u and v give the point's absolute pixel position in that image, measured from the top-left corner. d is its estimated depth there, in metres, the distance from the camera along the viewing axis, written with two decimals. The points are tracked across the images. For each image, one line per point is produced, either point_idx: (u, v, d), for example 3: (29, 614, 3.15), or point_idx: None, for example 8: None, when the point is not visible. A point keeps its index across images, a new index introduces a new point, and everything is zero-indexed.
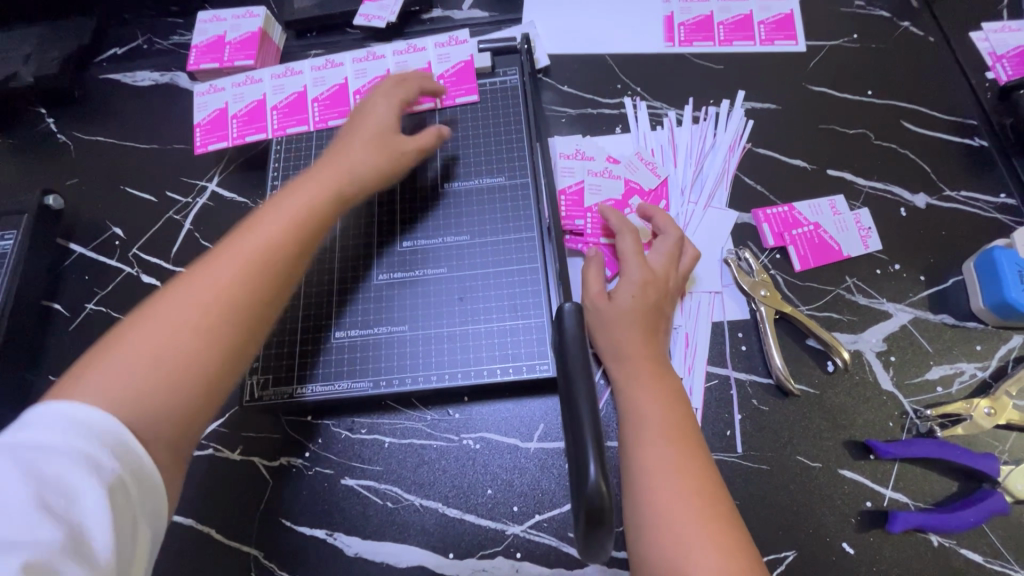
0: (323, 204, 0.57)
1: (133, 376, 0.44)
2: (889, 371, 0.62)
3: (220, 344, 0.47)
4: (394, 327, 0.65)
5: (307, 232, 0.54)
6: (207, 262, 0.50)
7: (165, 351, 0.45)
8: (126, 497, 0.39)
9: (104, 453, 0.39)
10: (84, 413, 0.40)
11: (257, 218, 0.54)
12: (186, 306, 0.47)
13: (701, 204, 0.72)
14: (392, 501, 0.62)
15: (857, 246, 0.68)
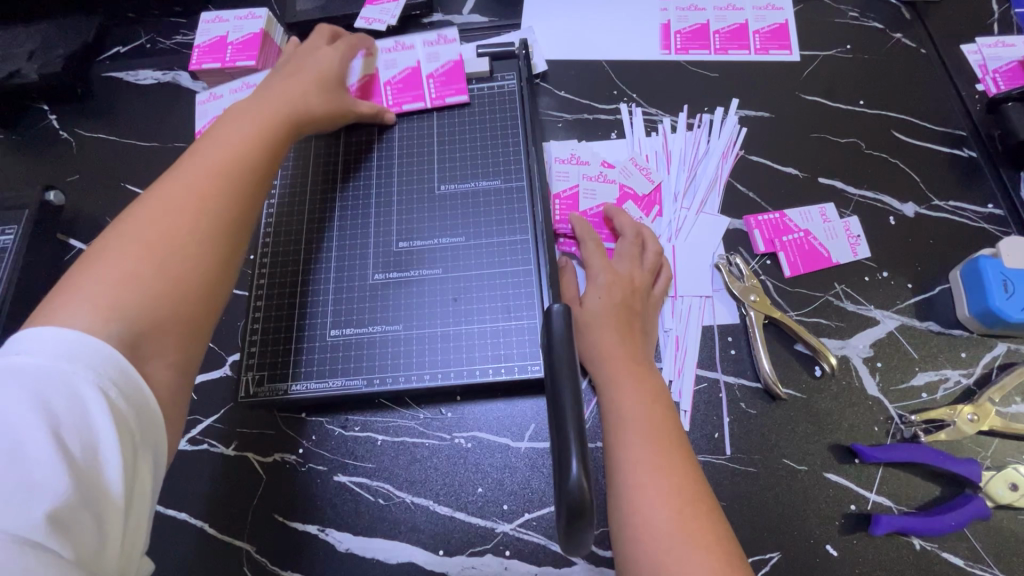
0: (275, 123, 0.60)
1: (113, 289, 0.44)
2: (875, 377, 0.63)
3: (205, 254, 0.49)
4: (388, 326, 0.66)
5: (265, 149, 0.57)
6: (160, 189, 0.50)
7: (148, 261, 0.46)
8: (136, 437, 0.40)
9: (113, 392, 0.40)
10: (83, 343, 0.40)
11: (210, 145, 0.56)
12: (158, 221, 0.48)
13: (693, 210, 0.73)
14: (384, 498, 0.63)
15: (847, 253, 0.69)
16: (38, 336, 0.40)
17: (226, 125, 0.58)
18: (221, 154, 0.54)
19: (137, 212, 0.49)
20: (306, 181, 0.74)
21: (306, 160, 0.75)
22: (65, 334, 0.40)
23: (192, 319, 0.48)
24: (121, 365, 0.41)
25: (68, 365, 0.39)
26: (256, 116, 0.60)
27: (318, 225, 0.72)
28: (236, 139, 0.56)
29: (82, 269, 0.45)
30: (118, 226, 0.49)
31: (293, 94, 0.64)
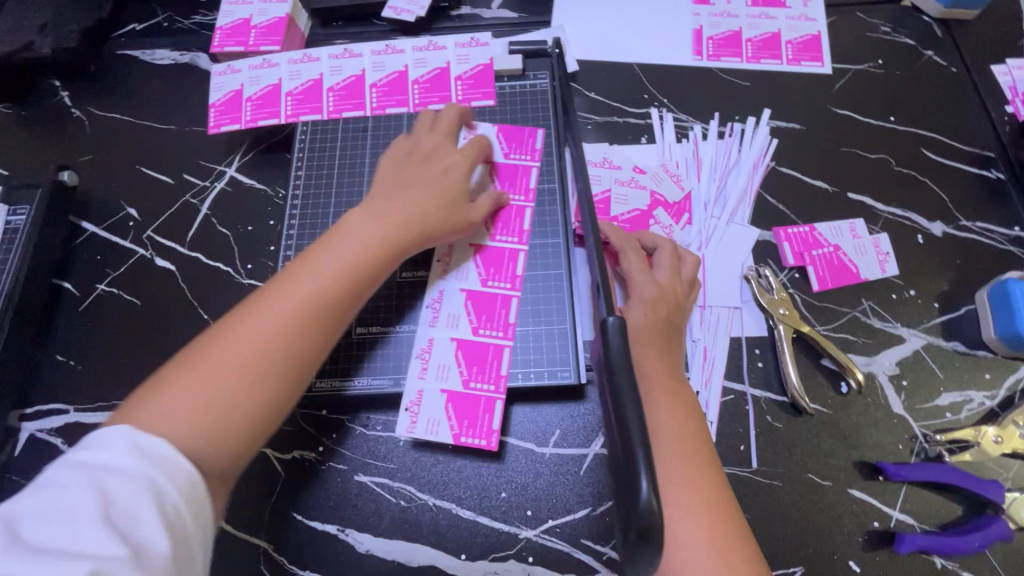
0: (380, 247, 0.55)
1: (192, 420, 0.44)
2: (900, 395, 0.63)
3: (268, 416, 0.47)
4: (415, 326, 0.66)
5: (356, 292, 0.53)
6: (262, 301, 0.50)
7: (221, 394, 0.45)
8: (183, 518, 0.39)
9: (162, 475, 0.40)
10: (145, 439, 0.41)
11: (316, 255, 0.53)
12: (246, 346, 0.47)
13: (723, 220, 0.73)
14: (406, 500, 0.62)
15: (875, 270, 0.69)
16: (112, 433, 0.41)
17: (338, 231, 0.56)
18: (318, 284, 0.51)
19: (224, 325, 0.49)
20: (333, 174, 0.73)
21: (334, 154, 0.74)
22: (138, 438, 0.41)
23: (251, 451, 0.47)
24: (192, 472, 0.41)
25: (141, 460, 0.40)
26: (371, 224, 0.56)
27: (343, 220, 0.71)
28: (332, 267, 0.53)
29: (171, 377, 0.46)
30: (207, 333, 0.49)
31: (413, 196, 0.59)
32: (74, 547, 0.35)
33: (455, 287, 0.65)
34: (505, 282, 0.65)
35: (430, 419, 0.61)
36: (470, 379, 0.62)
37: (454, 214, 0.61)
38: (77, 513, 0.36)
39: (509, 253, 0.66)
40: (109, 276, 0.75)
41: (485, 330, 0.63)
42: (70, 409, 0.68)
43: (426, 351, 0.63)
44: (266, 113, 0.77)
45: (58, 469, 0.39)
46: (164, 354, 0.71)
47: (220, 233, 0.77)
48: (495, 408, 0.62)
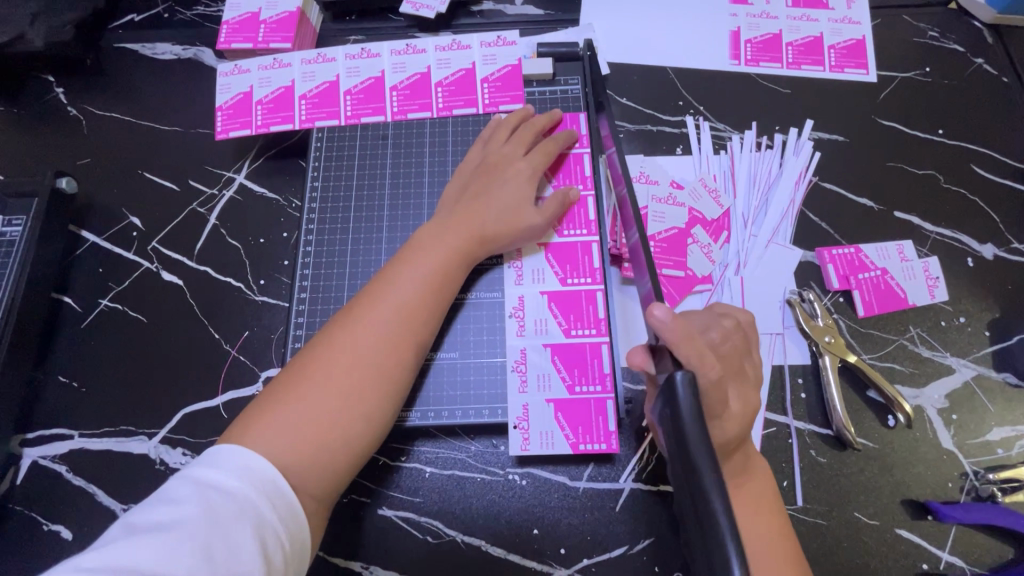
0: (451, 263, 0.59)
1: (299, 436, 0.48)
2: (949, 429, 0.61)
3: (361, 429, 0.51)
4: (442, 352, 0.62)
5: (434, 309, 0.57)
6: (351, 323, 0.54)
7: (320, 408, 0.50)
8: (278, 542, 0.43)
9: (263, 499, 0.44)
10: (253, 461, 0.45)
11: (394, 275, 0.57)
12: (344, 367, 0.51)
13: (764, 239, 0.69)
14: (433, 536, 0.59)
15: (923, 296, 0.66)
16: (227, 450, 0.46)
17: (413, 251, 0.59)
18: (401, 305, 0.55)
19: (318, 346, 0.53)
20: (352, 186, 0.69)
21: (352, 164, 0.70)
22: (248, 456, 0.46)
23: (352, 461, 0.51)
24: (290, 497, 0.46)
25: (247, 484, 0.44)
26: (443, 242, 0.59)
27: (365, 236, 0.66)
28: (412, 286, 0.56)
29: (275, 396, 0.50)
30: (304, 353, 0.53)
31: (479, 209, 0.61)
32: (184, 565, 0.39)
33: (534, 291, 0.63)
34: (585, 277, 0.63)
35: (544, 432, 0.59)
36: (574, 384, 0.60)
37: (520, 224, 0.61)
38: (192, 530, 0.40)
39: (581, 247, 0.64)
40: (112, 290, 0.71)
41: (578, 330, 0.62)
42: (74, 434, 0.64)
43: (522, 363, 0.61)
44: (279, 118, 0.72)
45: (180, 480, 0.44)
46: (173, 376, 0.67)
47: (230, 245, 0.72)
48: (607, 408, 0.59)
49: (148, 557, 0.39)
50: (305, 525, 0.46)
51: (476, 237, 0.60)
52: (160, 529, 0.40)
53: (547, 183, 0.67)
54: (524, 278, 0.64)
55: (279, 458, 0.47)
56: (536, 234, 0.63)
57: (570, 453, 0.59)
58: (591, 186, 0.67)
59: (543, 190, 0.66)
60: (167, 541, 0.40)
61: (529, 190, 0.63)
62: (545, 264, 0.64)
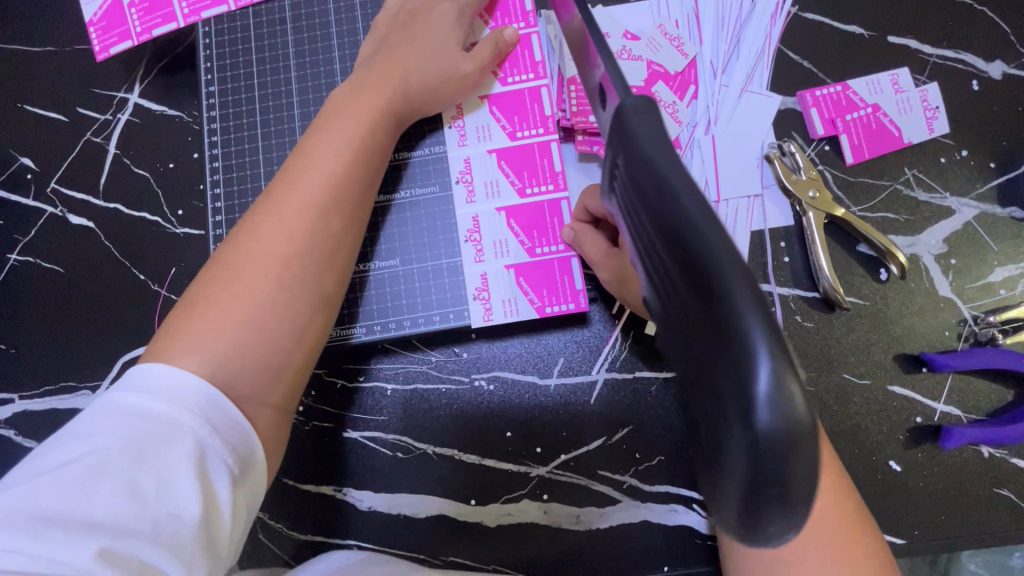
0: (378, 128, 0.50)
1: (238, 337, 0.43)
2: (948, 275, 0.56)
3: (310, 320, 0.47)
4: (381, 262, 0.54)
5: (365, 183, 0.49)
6: (271, 207, 0.46)
7: (258, 304, 0.44)
8: (224, 469, 0.39)
9: (199, 423, 0.39)
10: (177, 378, 0.40)
11: (310, 149, 0.48)
12: (270, 256, 0.45)
13: (736, 88, 0.60)
14: (403, 452, 0.57)
15: (921, 131, 0.58)
16: (149, 371, 0.40)
17: (328, 116, 0.49)
18: (326, 181, 0.47)
19: (238, 238, 0.46)
20: (253, 87, 0.59)
21: (248, 60, 0.59)
22: (175, 371, 0.40)
23: (309, 355, 0.48)
24: (235, 418, 0.41)
25: (178, 407, 0.39)
26: (363, 102, 0.49)
27: (276, 142, 0.58)
28: (334, 157, 0.47)
29: (201, 298, 0.44)
30: (224, 249, 0.46)
31: (405, 60, 0.51)
32: (104, 504, 0.35)
33: (481, 150, 0.55)
34: (536, 127, 0.55)
35: (507, 300, 0.54)
36: (534, 246, 0.54)
37: (453, 76, 0.52)
38: (112, 463, 0.36)
39: (530, 93, 0.55)
40: (20, 243, 0.64)
41: (533, 188, 0.54)
42: (15, 398, 0.60)
43: (475, 231, 0.54)
44: (159, 18, 0.61)
45: (98, 410, 0.39)
46: (106, 326, 0.62)
47: (138, 176, 0.64)
48: (572, 267, 0.54)
49: (61, 498, 0.34)
50: (257, 445, 0.42)
51: (405, 95, 0.51)
52: (74, 464, 0.36)
53: (482, 26, 0.56)
54: (468, 137, 0.55)
55: (222, 364, 0.42)
56: (470, 86, 0.53)
57: (537, 317, 0.54)
58: (534, 22, 0.56)
59: (478, 34, 0.56)
60: (83, 477, 0.35)
61: (459, 36, 0.53)
62: (490, 117, 0.55)
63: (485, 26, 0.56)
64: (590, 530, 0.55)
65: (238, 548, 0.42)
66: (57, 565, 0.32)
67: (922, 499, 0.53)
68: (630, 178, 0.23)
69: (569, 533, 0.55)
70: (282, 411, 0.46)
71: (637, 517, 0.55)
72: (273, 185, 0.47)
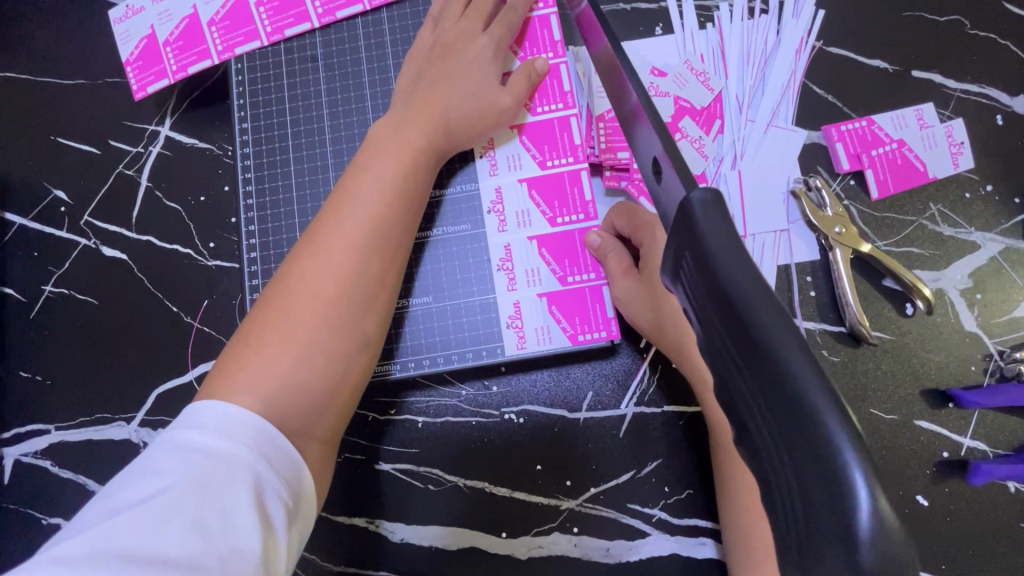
0: (419, 163, 0.50)
1: (289, 377, 0.44)
2: (973, 310, 0.56)
3: (355, 357, 0.47)
4: (414, 299, 0.55)
5: (406, 218, 0.50)
6: (317, 244, 0.47)
7: (307, 344, 0.45)
8: (279, 502, 0.40)
9: (256, 458, 0.40)
10: (233, 416, 0.41)
11: (353, 185, 0.49)
12: (317, 294, 0.46)
13: (762, 123, 0.60)
14: (435, 484, 0.58)
15: (946, 165, 0.58)
16: (206, 408, 0.41)
17: (369, 153, 0.50)
18: (369, 218, 0.48)
19: (285, 277, 0.46)
20: (286, 122, 0.59)
21: (281, 96, 0.60)
22: (231, 409, 0.41)
23: (353, 391, 0.48)
24: (288, 452, 0.42)
25: (236, 443, 0.40)
26: (403, 138, 0.50)
27: (309, 177, 0.59)
28: (377, 194, 0.48)
29: (250, 338, 0.45)
30: (271, 288, 0.47)
31: (442, 97, 0.52)
32: (171, 540, 0.35)
33: (511, 179, 0.55)
34: (566, 157, 0.55)
35: (539, 328, 0.54)
36: (565, 274, 0.54)
37: (489, 112, 0.53)
38: (177, 500, 0.37)
39: (559, 123, 0.55)
40: (54, 275, 0.65)
41: (564, 218, 0.55)
42: (51, 429, 0.61)
43: (507, 259, 0.55)
44: (193, 56, 0.61)
45: (159, 447, 0.40)
46: (139, 358, 0.63)
47: (170, 208, 0.65)
48: (603, 294, 0.54)
49: (130, 537, 0.35)
50: (307, 477, 0.43)
51: (444, 131, 0.51)
52: (140, 502, 0.36)
53: (513, 58, 0.56)
54: (499, 166, 0.56)
55: (274, 404, 0.42)
56: (507, 119, 0.54)
57: (570, 345, 0.54)
58: (563, 52, 0.56)
59: (509, 66, 0.56)
60: (150, 515, 0.36)
61: (493, 70, 0.53)
62: (521, 147, 0.56)
63: (516, 58, 0.56)
64: (619, 563, 0.56)
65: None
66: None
67: (949, 533, 0.53)
68: (696, 267, 0.23)
69: (600, 565, 0.56)
70: (328, 446, 0.47)
71: (667, 550, 0.55)
72: (317, 221, 0.48)
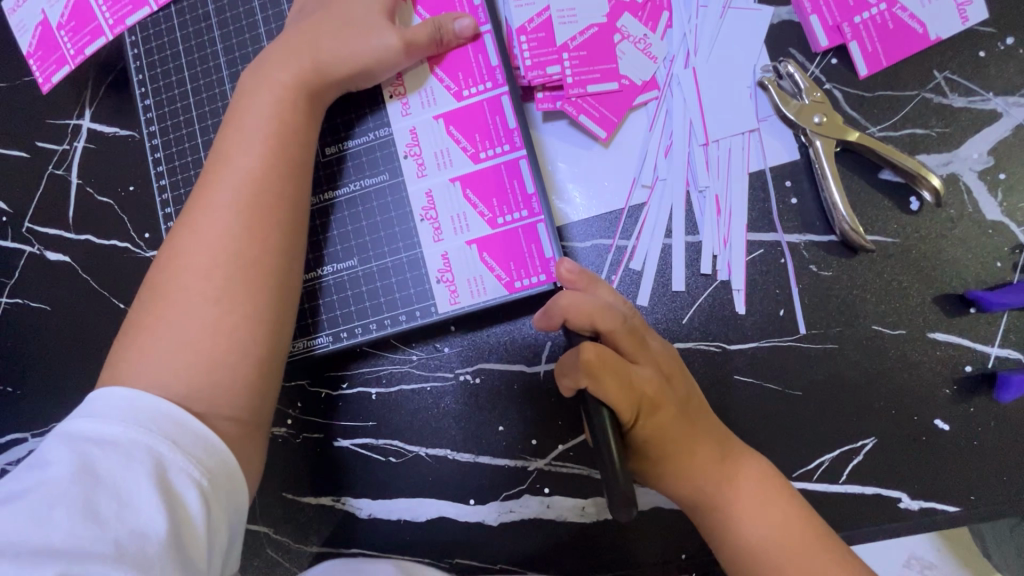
0: (292, 111, 0.45)
1: (181, 363, 0.40)
2: (996, 195, 0.47)
3: (252, 333, 0.42)
4: (338, 264, 0.50)
5: (292, 171, 0.44)
6: (195, 216, 0.43)
7: (194, 324, 0.41)
8: (190, 482, 0.37)
9: (158, 439, 0.37)
10: (130, 401, 0.38)
11: (226, 147, 0.44)
12: (199, 271, 0.42)
13: (717, 8, 0.51)
14: (395, 456, 0.54)
15: (952, 22, 0.47)
16: (102, 394, 0.39)
17: (237, 109, 0.45)
18: (243, 180, 0.43)
19: (167, 259, 0.43)
20: (186, 92, 0.55)
21: (178, 63, 0.55)
22: (127, 395, 0.38)
23: (261, 374, 0.43)
24: (198, 431, 0.39)
25: (132, 427, 0.37)
26: (277, 86, 0.45)
27: None
28: (251, 153, 0.44)
29: (138, 327, 0.42)
30: (154, 273, 0.43)
31: (319, 35, 0.46)
32: (60, 529, 0.34)
33: (427, 117, 0.49)
34: (484, 82, 0.49)
35: (472, 280, 0.49)
36: (495, 216, 0.49)
37: (378, 44, 0.46)
38: (66, 489, 0.35)
39: (472, 44, 0.49)
40: (6, 285, 0.64)
41: (488, 151, 0.49)
42: (27, 436, 0.62)
43: (431, 207, 0.49)
44: (87, 35, 0.58)
45: (58, 436, 0.38)
46: (99, 357, 0.62)
47: (102, 203, 0.63)
48: (539, 233, 0.49)
49: (18, 529, 0.34)
50: (231, 457, 0.40)
51: (320, 70, 0.46)
52: (31, 492, 0.35)
53: None
54: (411, 105, 0.50)
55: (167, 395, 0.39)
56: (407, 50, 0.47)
57: (508, 294, 0.49)
58: None
59: None
60: (39, 505, 0.34)
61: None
62: (432, 79, 0.49)
63: None
64: (598, 521, 0.51)
65: (222, 566, 0.40)
66: None
67: (978, 458, 0.46)
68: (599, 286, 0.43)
69: (577, 526, 0.51)
70: (254, 429, 0.43)
71: (647, 504, 0.50)
72: (198, 189, 0.44)
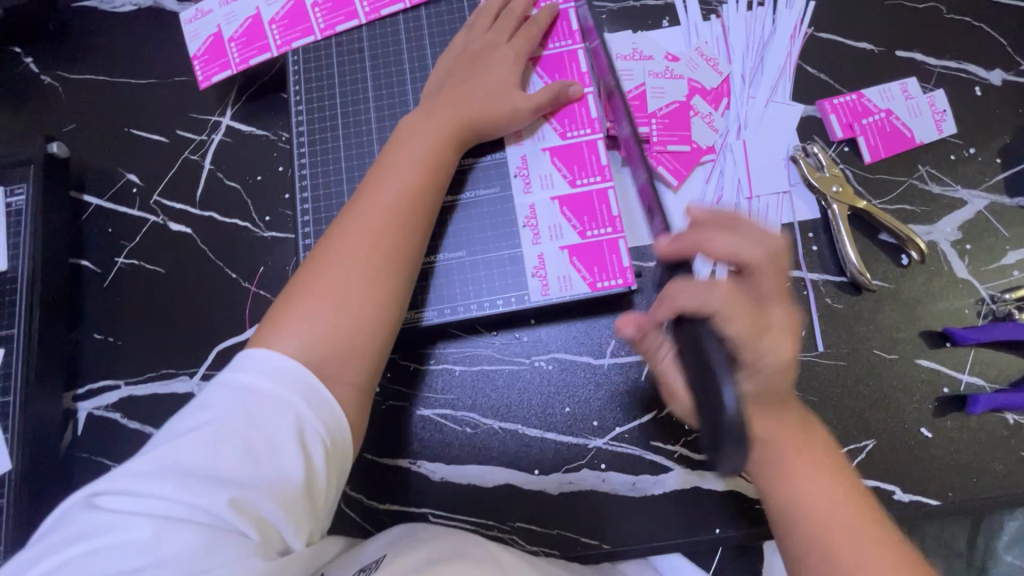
0: (440, 144, 0.58)
1: (333, 319, 0.49)
2: (964, 259, 0.62)
3: (388, 306, 0.52)
4: (450, 253, 0.61)
5: (431, 196, 0.56)
6: (354, 212, 0.54)
7: (344, 291, 0.50)
8: (320, 441, 0.45)
9: (298, 401, 0.45)
10: (279, 363, 0.46)
11: (386, 165, 0.56)
12: (355, 251, 0.52)
13: (763, 99, 0.67)
14: (471, 427, 0.62)
15: (931, 132, 0.64)
16: (253, 356, 0.46)
17: (399, 137, 0.58)
18: (398, 191, 0.54)
19: (329, 239, 0.53)
20: (335, 106, 0.67)
21: (332, 84, 0.68)
22: (280, 356, 0.46)
23: (386, 338, 0.52)
24: (327, 399, 0.46)
25: (279, 388, 0.45)
26: (433, 124, 0.58)
27: (357, 153, 0.66)
28: (407, 174, 0.55)
29: (297, 290, 0.51)
30: (314, 251, 0.53)
31: (469, 89, 0.60)
32: (226, 464, 0.42)
33: (536, 148, 0.63)
34: (585, 128, 0.62)
35: (561, 277, 0.60)
36: (585, 229, 0.61)
37: (511, 98, 0.60)
38: (229, 433, 0.42)
39: (578, 101, 0.63)
40: (126, 248, 0.72)
41: (583, 179, 0.62)
42: (121, 384, 0.68)
43: (532, 217, 0.61)
44: (255, 49, 0.70)
45: (215, 386, 0.46)
46: (203, 319, 0.69)
47: (229, 187, 0.73)
48: (619, 246, 0.60)
49: (192, 459, 0.42)
50: (347, 424, 0.47)
51: (466, 116, 0.59)
52: (200, 430, 0.43)
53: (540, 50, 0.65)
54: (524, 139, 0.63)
55: (313, 345, 0.48)
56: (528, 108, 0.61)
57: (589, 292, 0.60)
58: (580, 40, 0.65)
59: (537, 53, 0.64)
60: (208, 442, 0.42)
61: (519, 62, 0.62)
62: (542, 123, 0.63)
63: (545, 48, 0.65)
64: (645, 496, 0.60)
65: (332, 511, 0.49)
66: (196, 508, 0.40)
67: (954, 462, 0.57)
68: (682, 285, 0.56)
69: (625, 499, 0.60)
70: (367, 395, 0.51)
71: (687, 483, 0.59)
72: (357, 193, 0.55)
